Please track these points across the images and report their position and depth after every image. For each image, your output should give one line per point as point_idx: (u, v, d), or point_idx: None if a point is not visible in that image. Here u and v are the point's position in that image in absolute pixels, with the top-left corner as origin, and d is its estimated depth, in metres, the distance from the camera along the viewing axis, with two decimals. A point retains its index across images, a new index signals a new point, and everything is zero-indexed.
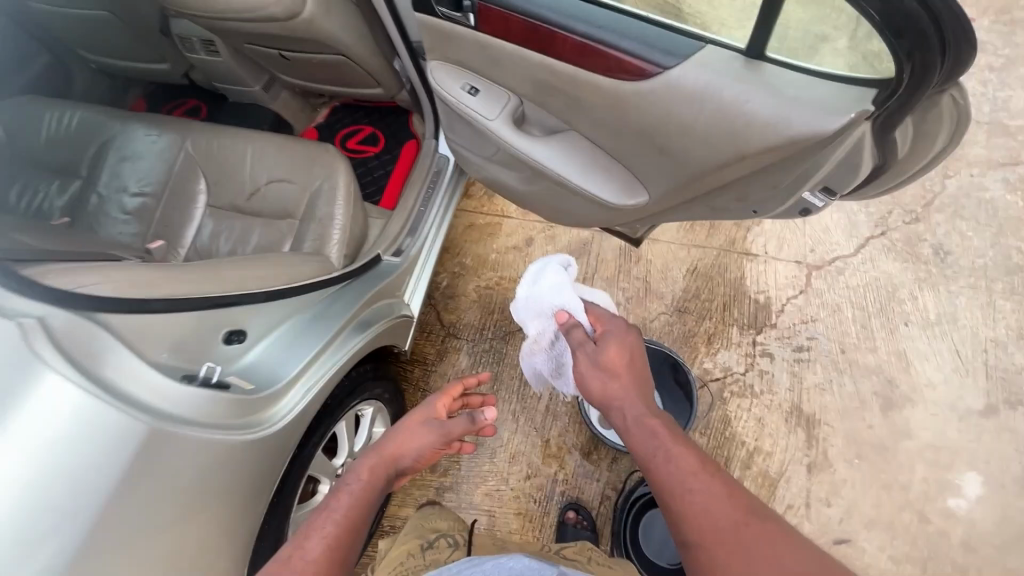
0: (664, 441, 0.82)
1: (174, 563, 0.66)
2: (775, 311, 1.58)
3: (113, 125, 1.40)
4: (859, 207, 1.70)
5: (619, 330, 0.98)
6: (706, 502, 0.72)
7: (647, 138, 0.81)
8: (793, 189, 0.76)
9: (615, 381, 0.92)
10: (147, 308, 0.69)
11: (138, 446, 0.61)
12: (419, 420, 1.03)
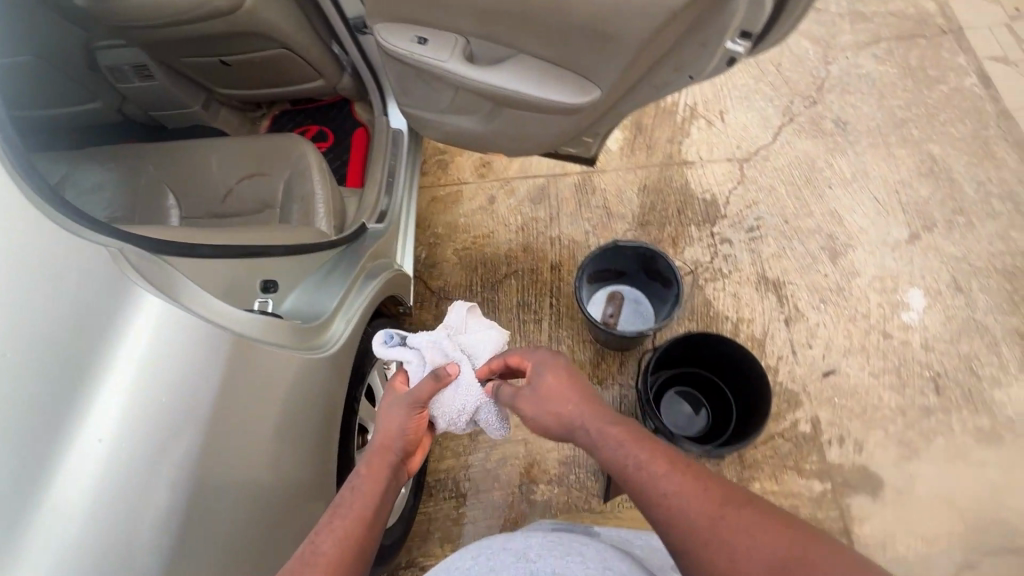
0: (629, 446, 0.76)
1: (273, 462, 0.73)
2: (721, 204, 1.77)
3: (59, 166, 1.38)
4: (765, 103, 1.93)
5: (547, 360, 0.88)
6: (685, 503, 0.68)
7: (591, 29, 0.94)
8: (716, 44, 0.91)
9: (566, 403, 0.84)
10: (195, 252, 0.75)
11: (229, 353, 0.68)
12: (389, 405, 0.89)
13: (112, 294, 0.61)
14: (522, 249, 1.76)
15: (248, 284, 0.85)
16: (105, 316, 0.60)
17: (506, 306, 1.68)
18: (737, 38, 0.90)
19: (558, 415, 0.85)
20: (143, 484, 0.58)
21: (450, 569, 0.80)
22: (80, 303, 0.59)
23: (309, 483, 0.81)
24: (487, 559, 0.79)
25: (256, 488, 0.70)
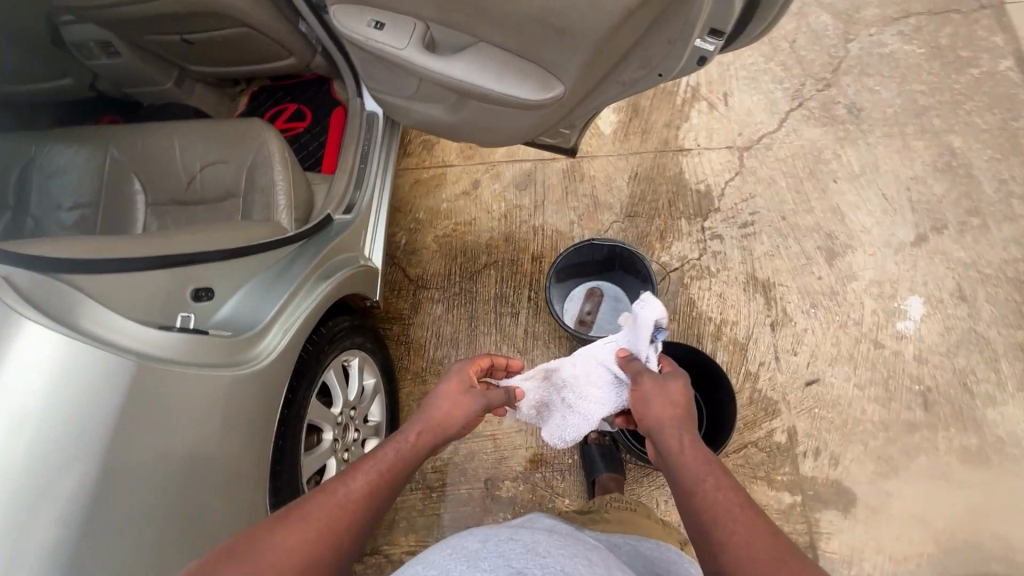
0: (711, 470, 0.76)
1: (194, 485, 0.72)
2: (716, 196, 1.67)
3: (28, 148, 1.36)
4: (774, 85, 1.79)
5: (682, 378, 0.93)
6: (747, 533, 0.66)
7: (542, 22, 0.87)
8: (684, 42, 0.82)
9: (668, 406, 0.87)
10: (108, 268, 0.74)
11: (131, 379, 0.66)
12: (459, 389, 0.97)
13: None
14: (503, 239, 1.71)
15: (178, 294, 0.83)
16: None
17: (483, 297, 1.64)
18: (705, 35, 0.81)
19: (656, 412, 0.88)
20: (36, 513, 0.58)
21: (456, 544, 0.68)
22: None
23: (239, 496, 0.80)
24: (496, 544, 0.66)
25: (167, 506, 0.69)
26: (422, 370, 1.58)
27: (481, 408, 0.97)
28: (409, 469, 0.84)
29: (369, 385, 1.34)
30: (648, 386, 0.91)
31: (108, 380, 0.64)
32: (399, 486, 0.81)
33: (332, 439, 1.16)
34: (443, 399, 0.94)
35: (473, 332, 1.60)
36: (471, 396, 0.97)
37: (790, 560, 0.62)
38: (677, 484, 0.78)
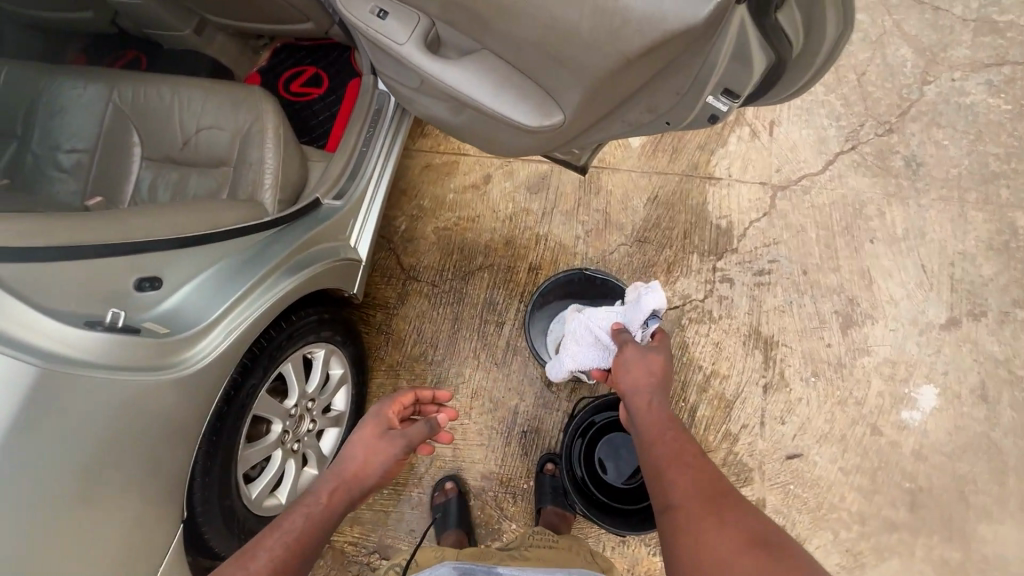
0: (674, 425, 0.92)
1: (95, 488, 0.74)
2: (736, 235, 1.54)
3: (37, 81, 1.35)
4: (829, 120, 1.61)
5: (662, 352, 1.06)
6: (692, 477, 0.82)
7: (545, 50, 0.78)
8: (696, 96, 0.76)
9: (646, 373, 1.01)
10: (39, 257, 0.74)
11: (34, 386, 0.67)
12: (374, 433, 0.99)
13: None
14: (503, 243, 1.62)
15: (120, 284, 0.82)
16: None
17: (471, 301, 1.58)
18: (719, 94, 0.75)
19: (632, 378, 1.02)
20: None
21: None
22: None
23: (149, 495, 0.82)
24: None
25: (64, 509, 0.70)
26: (397, 363, 1.55)
27: (397, 455, 0.97)
28: (324, 526, 0.85)
29: (334, 376, 1.30)
30: (631, 352, 1.06)
31: (7, 387, 0.65)
32: (313, 546, 0.82)
33: (280, 432, 1.15)
34: (360, 447, 0.97)
35: (454, 334, 1.56)
36: (388, 444, 0.98)
37: (725, 494, 0.79)
38: (642, 436, 0.93)
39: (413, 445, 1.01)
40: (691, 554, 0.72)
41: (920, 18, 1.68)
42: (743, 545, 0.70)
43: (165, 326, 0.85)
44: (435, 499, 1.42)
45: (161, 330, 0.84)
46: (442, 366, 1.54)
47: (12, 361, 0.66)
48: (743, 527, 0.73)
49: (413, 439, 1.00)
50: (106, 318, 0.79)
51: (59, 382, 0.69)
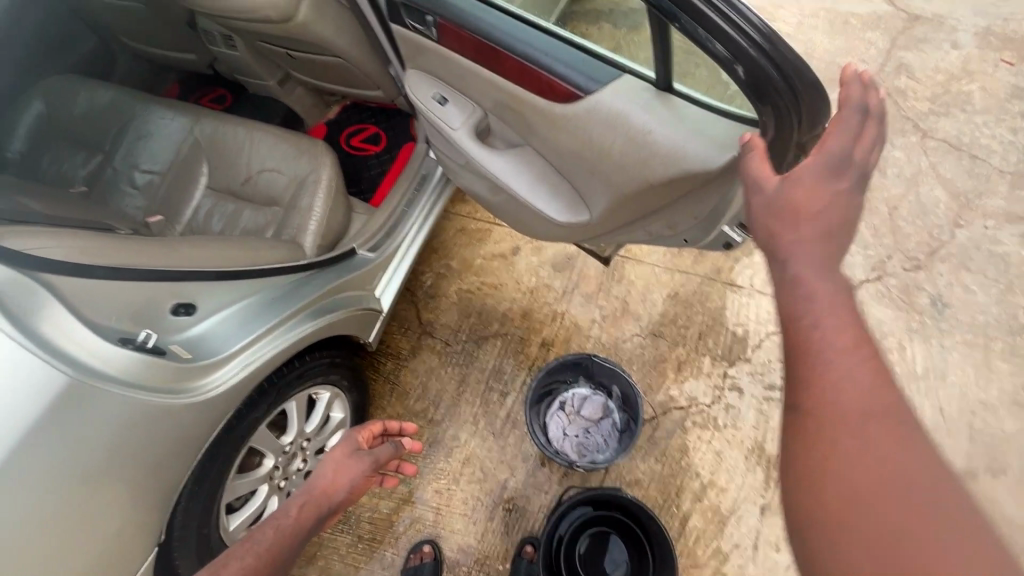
0: (826, 299, 0.56)
1: (88, 500, 0.77)
2: (751, 345, 1.55)
3: (131, 107, 1.52)
4: (857, 247, 1.64)
5: (827, 179, 0.60)
6: (840, 381, 0.53)
7: (582, 162, 0.92)
8: (715, 223, 0.90)
9: (795, 218, 0.60)
10: (94, 275, 0.82)
11: (59, 395, 0.72)
12: (344, 453, 1.03)
13: None
14: (521, 314, 1.67)
15: (158, 308, 0.89)
16: None
17: (480, 366, 1.61)
18: (734, 226, 0.89)
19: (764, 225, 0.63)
20: None
21: None
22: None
23: (136, 514, 0.85)
24: None
25: (53, 517, 0.74)
26: (398, 415, 1.57)
27: (363, 476, 1.02)
28: (295, 540, 0.89)
29: (334, 418, 1.33)
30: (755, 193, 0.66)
31: (38, 395, 0.70)
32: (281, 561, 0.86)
33: (271, 467, 1.17)
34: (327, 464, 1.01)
35: (458, 396, 1.58)
36: (355, 462, 1.02)
37: (888, 417, 0.51)
38: (777, 294, 0.61)
39: (379, 463, 1.07)
40: (830, 527, 0.49)
41: (956, 163, 1.74)
42: (931, 501, 0.47)
43: (188, 351, 0.91)
44: (409, 562, 1.40)
45: (184, 354, 0.90)
46: (440, 427, 1.55)
47: (47, 370, 0.71)
48: (925, 477, 0.48)
49: (381, 457, 1.07)
50: (137, 337, 0.85)
51: (84, 393, 0.74)
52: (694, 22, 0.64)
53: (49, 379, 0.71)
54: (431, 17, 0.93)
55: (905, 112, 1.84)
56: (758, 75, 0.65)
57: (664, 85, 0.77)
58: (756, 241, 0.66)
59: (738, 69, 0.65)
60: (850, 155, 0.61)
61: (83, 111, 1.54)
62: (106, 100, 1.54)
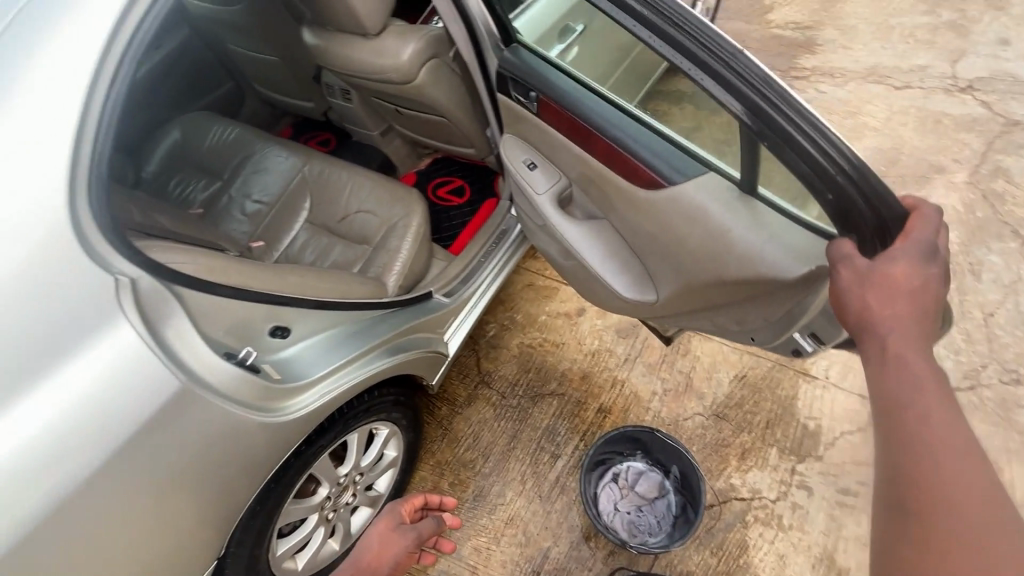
0: (925, 390, 0.65)
1: (170, 500, 0.81)
2: (824, 442, 1.46)
3: (253, 144, 1.70)
4: (947, 352, 1.56)
5: (917, 274, 0.70)
6: (944, 468, 0.59)
7: (659, 244, 0.97)
8: (787, 329, 0.92)
9: (892, 299, 0.70)
10: (215, 292, 0.88)
11: (169, 401, 0.76)
12: (388, 527, 1.11)
13: (95, 319, 0.69)
14: (580, 376, 1.65)
15: (258, 329, 0.96)
16: (85, 337, 0.69)
17: (533, 423, 1.59)
18: (806, 335, 0.91)
19: (859, 312, 0.72)
20: (36, 481, 0.67)
21: None
22: (57, 314, 0.67)
23: (206, 521, 0.87)
24: None
25: (139, 511, 0.77)
26: (446, 462, 1.57)
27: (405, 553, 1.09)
28: None
29: (387, 456, 1.35)
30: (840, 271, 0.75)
31: (152, 398, 0.74)
32: None
33: (324, 496, 1.19)
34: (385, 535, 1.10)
35: (508, 451, 1.56)
36: (401, 538, 1.10)
37: (995, 520, 0.56)
38: (870, 372, 0.70)
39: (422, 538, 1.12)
40: None
41: None
42: None
43: (277, 372, 0.96)
44: None
45: (274, 376, 0.94)
46: (487, 481, 1.53)
47: (165, 375, 0.75)
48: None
49: (423, 532, 1.11)
50: (238, 353, 0.90)
51: (188, 401, 0.78)
52: (788, 148, 0.72)
53: (164, 385, 0.75)
54: (535, 94, 1.01)
55: (1004, 217, 1.80)
56: (844, 200, 0.72)
57: (747, 188, 0.83)
58: (846, 321, 0.75)
59: (825, 192, 0.72)
60: (931, 254, 0.71)
61: (212, 144, 1.73)
62: (233, 136, 1.73)
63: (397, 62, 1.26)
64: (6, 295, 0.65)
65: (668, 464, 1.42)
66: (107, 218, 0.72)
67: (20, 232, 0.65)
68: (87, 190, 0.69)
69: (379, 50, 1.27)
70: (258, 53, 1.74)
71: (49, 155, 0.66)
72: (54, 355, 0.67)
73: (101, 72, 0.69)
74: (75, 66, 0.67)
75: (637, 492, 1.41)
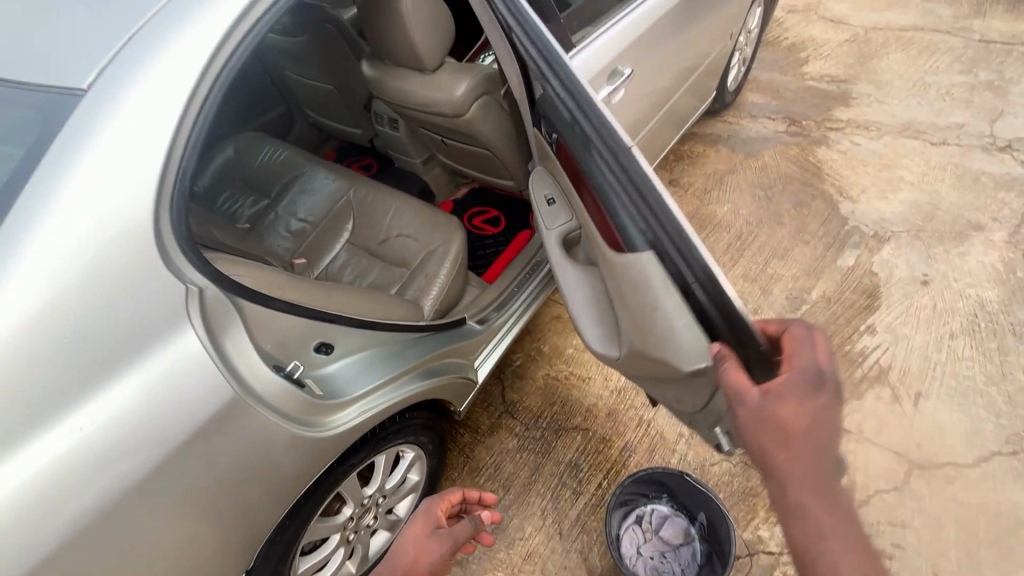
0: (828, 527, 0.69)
1: (212, 507, 0.82)
2: (858, 500, 1.42)
3: (302, 166, 1.77)
4: (988, 414, 1.53)
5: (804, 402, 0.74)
6: None
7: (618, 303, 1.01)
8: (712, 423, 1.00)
9: (785, 438, 0.73)
10: (269, 305, 0.93)
11: (224, 408, 0.78)
12: (423, 530, 1.05)
13: (166, 324, 0.74)
14: (605, 412, 1.64)
15: (304, 344, 1.00)
16: (158, 340, 0.73)
17: (556, 458, 1.58)
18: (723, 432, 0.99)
19: (758, 448, 0.76)
20: (93, 478, 0.69)
21: None
22: (134, 316, 0.71)
23: (242, 532, 0.88)
24: None
25: (182, 517, 0.79)
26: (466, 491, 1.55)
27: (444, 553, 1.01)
28: None
29: (410, 480, 1.35)
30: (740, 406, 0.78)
31: (209, 403, 0.77)
32: None
33: (347, 517, 1.18)
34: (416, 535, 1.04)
35: (529, 485, 1.54)
36: (439, 535, 1.04)
37: None
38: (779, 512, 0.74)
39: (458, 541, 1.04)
40: None
41: None
42: None
43: (320, 389, 0.98)
44: None
45: (317, 392, 0.96)
46: (506, 514, 1.50)
47: (221, 382, 0.78)
48: None
49: (459, 535, 1.05)
50: (286, 366, 0.93)
51: (239, 409, 0.81)
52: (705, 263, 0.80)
53: (220, 391, 0.78)
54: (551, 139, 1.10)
55: None
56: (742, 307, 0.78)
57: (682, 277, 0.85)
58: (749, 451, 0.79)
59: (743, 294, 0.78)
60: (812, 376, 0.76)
61: (263, 163, 1.81)
62: (284, 157, 1.80)
63: (450, 97, 1.32)
64: (89, 294, 0.68)
65: (694, 510, 1.38)
66: (184, 232, 0.76)
67: (109, 237, 0.68)
68: (170, 209, 0.73)
69: (435, 85, 1.34)
70: (314, 81, 1.83)
71: (146, 168, 0.70)
72: (125, 354, 0.71)
73: (194, 95, 0.73)
74: (172, 91, 0.71)
75: (661, 535, 1.37)
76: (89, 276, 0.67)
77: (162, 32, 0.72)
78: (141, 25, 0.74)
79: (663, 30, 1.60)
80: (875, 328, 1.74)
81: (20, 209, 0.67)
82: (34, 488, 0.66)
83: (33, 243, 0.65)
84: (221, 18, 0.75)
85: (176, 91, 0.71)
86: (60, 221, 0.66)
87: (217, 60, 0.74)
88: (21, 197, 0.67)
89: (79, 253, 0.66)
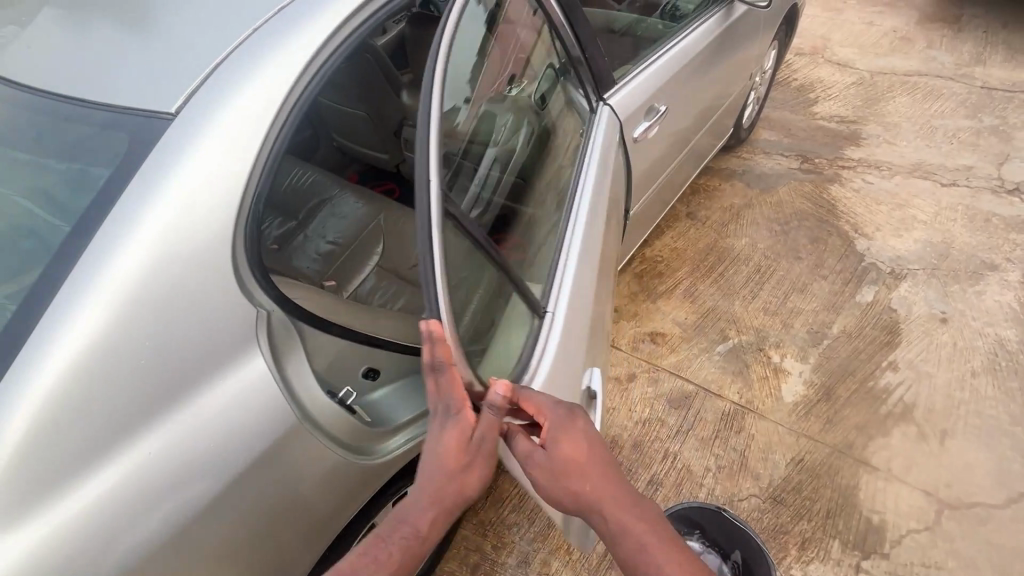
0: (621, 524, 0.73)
1: (265, 538, 0.80)
2: (890, 539, 1.40)
3: (332, 190, 1.78)
4: (1013, 453, 1.54)
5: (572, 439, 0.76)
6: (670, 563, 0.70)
7: None
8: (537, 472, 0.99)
9: (578, 475, 0.75)
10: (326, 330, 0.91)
11: (284, 432, 0.79)
12: (455, 440, 0.73)
13: (236, 346, 0.74)
14: (630, 444, 1.62)
15: None
16: (227, 363, 0.74)
17: None
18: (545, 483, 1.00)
19: (568, 496, 0.75)
20: (157, 503, 0.68)
21: None
22: (207, 338, 0.72)
23: (290, 565, 0.86)
24: None
25: (237, 548, 0.77)
26: (490, 522, 1.51)
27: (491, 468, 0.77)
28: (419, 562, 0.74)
29: None
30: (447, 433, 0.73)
31: (271, 426, 0.77)
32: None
33: None
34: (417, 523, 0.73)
35: (554, 517, 1.51)
36: (475, 463, 0.74)
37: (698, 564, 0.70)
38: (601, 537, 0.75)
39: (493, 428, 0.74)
40: None
41: None
42: None
43: (367, 415, 0.97)
44: None
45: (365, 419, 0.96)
46: (531, 547, 1.47)
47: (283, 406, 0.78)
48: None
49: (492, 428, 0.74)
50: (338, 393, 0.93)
51: (297, 435, 0.80)
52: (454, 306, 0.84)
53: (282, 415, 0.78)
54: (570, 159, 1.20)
55: None
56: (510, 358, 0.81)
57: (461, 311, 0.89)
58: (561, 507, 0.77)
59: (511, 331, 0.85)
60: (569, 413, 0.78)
61: (291, 183, 1.78)
62: (313, 179, 1.79)
63: None
64: (168, 316, 0.68)
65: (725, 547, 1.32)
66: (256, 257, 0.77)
67: (191, 259, 0.69)
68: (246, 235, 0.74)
69: None
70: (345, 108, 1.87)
71: (227, 194, 0.71)
72: (194, 377, 0.71)
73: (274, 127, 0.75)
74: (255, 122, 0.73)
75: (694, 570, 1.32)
76: (168, 298, 0.68)
77: (242, 66, 0.76)
78: (220, 62, 0.78)
79: (691, 69, 1.65)
80: (897, 365, 1.75)
81: (105, 232, 0.68)
82: (97, 516, 0.64)
83: (115, 265, 0.65)
84: (299, 53, 0.78)
85: (258, 121, 0.74)
86: (141, 245, 0.66)
87: (294, 93, 0.77)
88: (105, 223, 0.69)
89: (162, 274, 0.67)
